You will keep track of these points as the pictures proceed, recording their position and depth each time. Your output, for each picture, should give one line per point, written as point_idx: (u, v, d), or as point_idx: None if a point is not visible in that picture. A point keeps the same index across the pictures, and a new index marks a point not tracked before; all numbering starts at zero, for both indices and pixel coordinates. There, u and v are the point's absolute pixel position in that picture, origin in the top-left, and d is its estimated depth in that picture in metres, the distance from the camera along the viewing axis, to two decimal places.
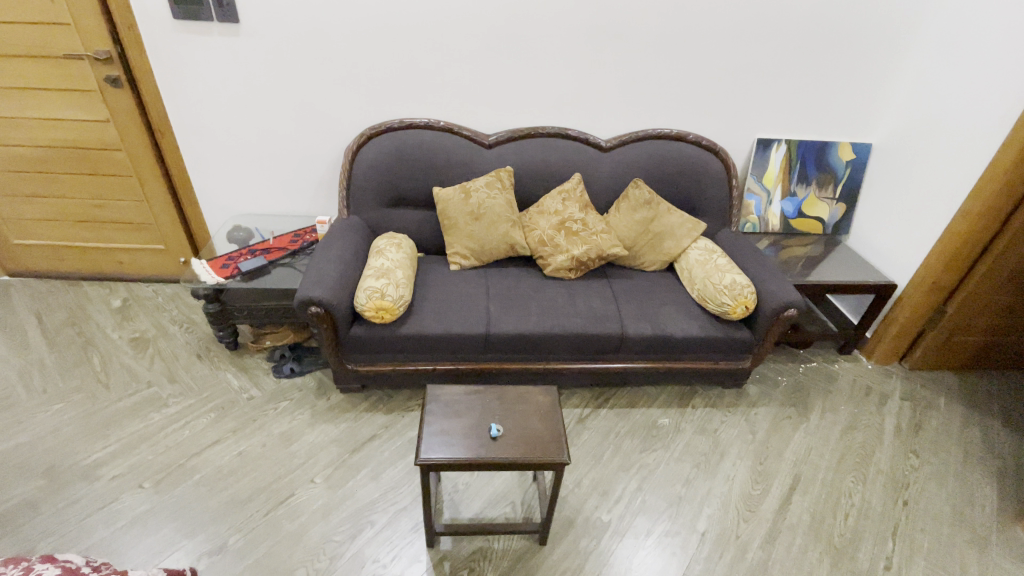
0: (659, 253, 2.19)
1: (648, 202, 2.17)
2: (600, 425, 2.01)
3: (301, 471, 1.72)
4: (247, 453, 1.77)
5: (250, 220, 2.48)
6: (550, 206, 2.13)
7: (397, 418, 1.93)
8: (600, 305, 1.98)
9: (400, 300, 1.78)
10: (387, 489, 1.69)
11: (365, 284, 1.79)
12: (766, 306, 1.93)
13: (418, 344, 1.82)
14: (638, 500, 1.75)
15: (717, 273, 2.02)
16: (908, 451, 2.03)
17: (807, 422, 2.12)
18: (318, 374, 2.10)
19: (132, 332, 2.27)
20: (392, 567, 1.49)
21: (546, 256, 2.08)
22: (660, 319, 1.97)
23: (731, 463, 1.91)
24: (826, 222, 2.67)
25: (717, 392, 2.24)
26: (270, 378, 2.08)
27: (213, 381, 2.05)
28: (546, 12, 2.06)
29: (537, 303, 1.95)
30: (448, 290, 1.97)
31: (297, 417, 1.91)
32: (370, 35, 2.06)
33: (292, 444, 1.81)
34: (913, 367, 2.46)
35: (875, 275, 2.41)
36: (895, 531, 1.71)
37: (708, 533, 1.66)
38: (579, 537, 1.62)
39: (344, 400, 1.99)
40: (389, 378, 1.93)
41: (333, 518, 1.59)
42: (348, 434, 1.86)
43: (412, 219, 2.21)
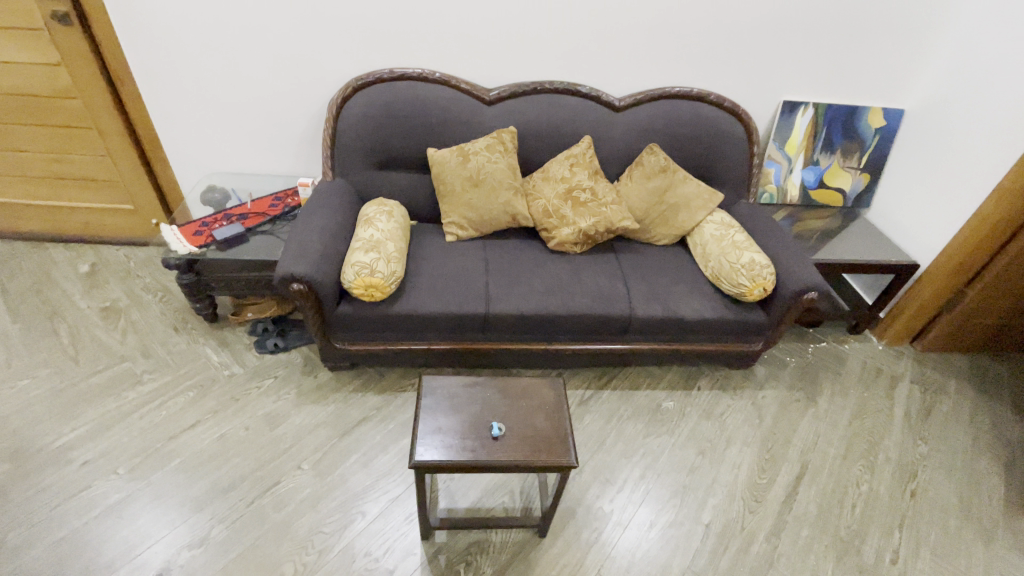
0: (672, 226, 2.03)
1: (664, 170, 1.99)
2: (602, 408, 1.92)
3: (287, 456, 1.62)
4: (229, 437, 1.66)
5: (227, 180, 2.27)
6: (556, 173, 1.94)
7: (390, 399, 1.82)
8: (607, 283, 1.84)
9: (391, 277, 1.62)
10: (379, 477, 1.60)
11: (353, 258, 1.63)
12: (785, 288, 1.80)
13: (411, 323, 1.68)
14: (641, 489, 1.68)
15: (734, 250, 1.88)
16: (917, 438, 1.97)
17: (816, 406, 2.05)
18: (304, 351, 1.97)
19: (102, 301, 2.10)
20: (384, 561, 1.42)
21: (550, 228, 1.91)
22: (671, 299, 1.83)
23: (737, 450, 1.84)
24: (848, 194, 2.50)
25: (723, 373, 2.15)
26: (253, 353, 1.95)
27: (191, 356, 1.92)
28: None
29: (540, 280, 1.80)
30: (444, 264, 1.82)
31: (282, 397, 1.80)
32: None
33: (277, 426, 1.71)
34: (924, 349, 2.38)
35: (896, 254, 2.28)
36: (903, 523, 1.67)
37: (713, 524, 1.61)
38: (580, 528, 1.56)
39: (332, 379, 1.87)
40: (380, 357, 1.80)
41: (322, 507, 1.51)
42: (337, 416, 1.75)
43: (404, 183, 2.02)
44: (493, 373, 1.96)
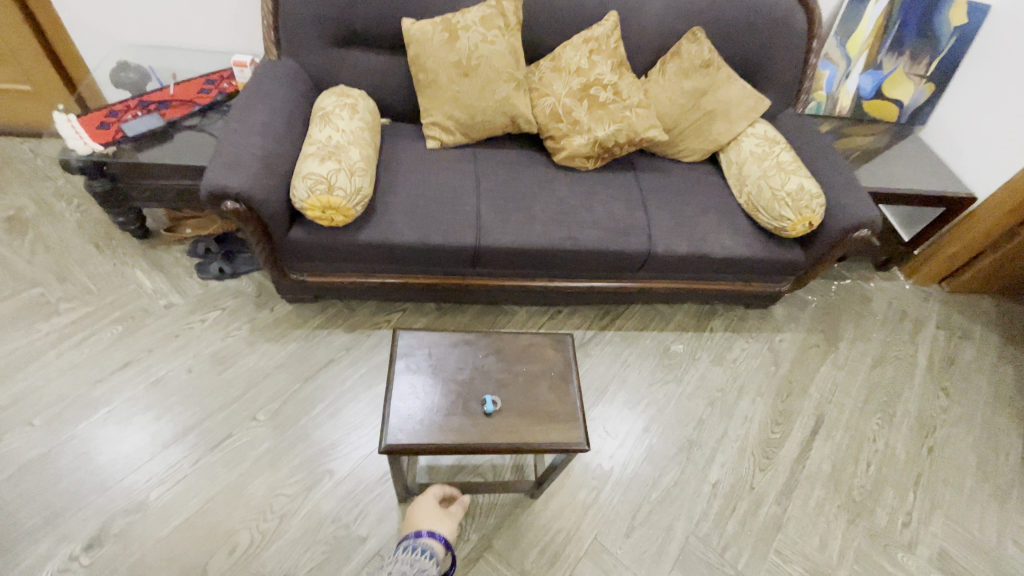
0: (704, 139, 1.66)
1: (706, 65, 1.59)
2: (605, 351, 1.70)
3: (240, 405, 1.38)
4: (168, 381, 1.40)
5: (146, 56, 1.77)
6: (569, 63, 1.52)
7: (361, 338, 1.55)
8: (624, 210, 1.51)
9: (356, 195, 1.27)
10: (349, 430, 1.37)
11: (304, 169, 1.26)
12: (834, 224, 1.50)
13: (383, 254, 1.37)
14: (644, 444, 1.51)
15: (779, 174, 1.54)
16: (939, 390, 1.83)
17: (836, 352, 1.87)
18: (256, 278, 1.65)
19: (2, 208, 1.71)
20: (356, 527, 1.23)
21: (558, 136, 1.53)
22: (698, 232, 1.53)
23: (749, 401, 1.67)
24: (905, 108, 2.11)
25: (739, 312, 1.92)
26: (194, 279, 1.63)
27: (118, 281, 1.59)
28: None
29: (543, 204, 1.47)
30: (424, 179, 1.45)
31: (232, 333, 1.51)
32: None
33: (227, 369, 1.44)
34: (953, 290, 2.17)
35: (951, 183, 1.96)
36: (918, 483, 1.56)
37: (721, 484, 1.47)
38: (576, 489, 1.40)
39: (291, 312, 1.58)
40: (347, 291, 1.51)
41: (282, 466, 1.29)
42: (297, 357, 1.48)
43: (373, 69, 1.56)
44: (483, 310, 1.69)
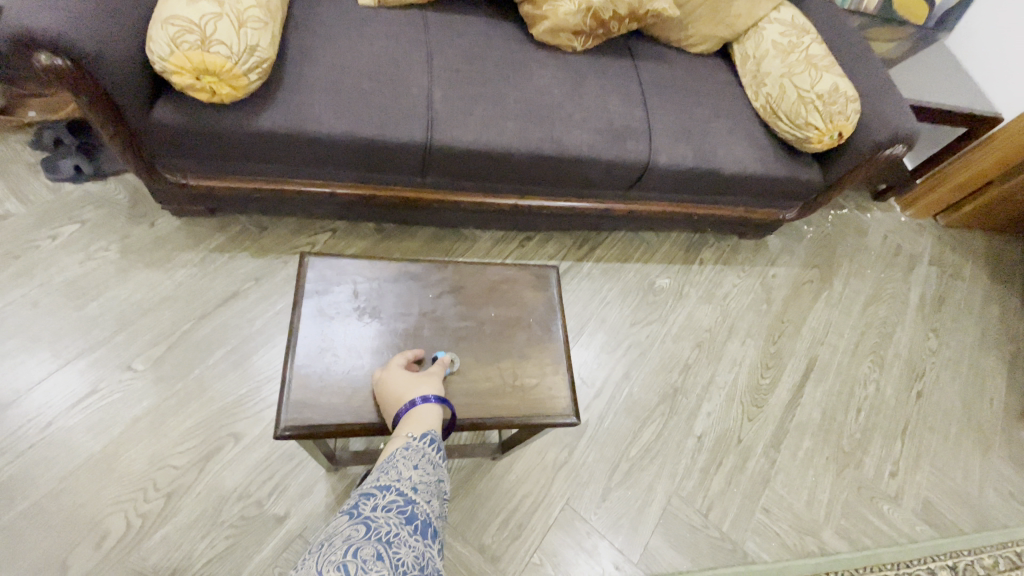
0: (720, 22, 1.32)
1: None
2: (582, 286, 1.44)
3: (109, 352, 1.04)
4: (4, 319, 1.04)
5: None
6: None
7: (277, 266, 1.21)
8: (620, 108, 1.18)
9: (247, 55, 0.87)
10: (261, 383, 1.07)
11: (166, 12, 0.85)
12: (867, 138, 1.24)
13: (299, 151, 1.00)
14: (624, 394, 1.31)
15: (808, 70, 1.23)
16: (929, 331, 1.71)
17: (830, 289, 1.69)
18: (130, 183, 1.23)
19: None
20: (270, 505, 0.97)
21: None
22: (706, 142, 1.23)
23: (738, 343, 1.48)
24: (935, 9, 1.81)
25: (731, 243, 1.69)
26: (40, 182, 1.20)
27: None
28: None
29: (518, 93, 1.12)
30: (354, 48, 1.05)
31: (96, 256, 1.13)
32: None
33: (90, 303, 1.08)
34: (948, 225, 2.02)
35: (975, 101, 1.73)
36: (906, 430, 1.47)
37: (707, 436, 1.30)
38: (546, 447, 1.19)
39: (180, 230, 1.20)
40: (253, 203, 1.13)
41: (169, 430, 0.99)
42: (189, 288, 1.14)
43: None
44: (436, 234, 1.37)
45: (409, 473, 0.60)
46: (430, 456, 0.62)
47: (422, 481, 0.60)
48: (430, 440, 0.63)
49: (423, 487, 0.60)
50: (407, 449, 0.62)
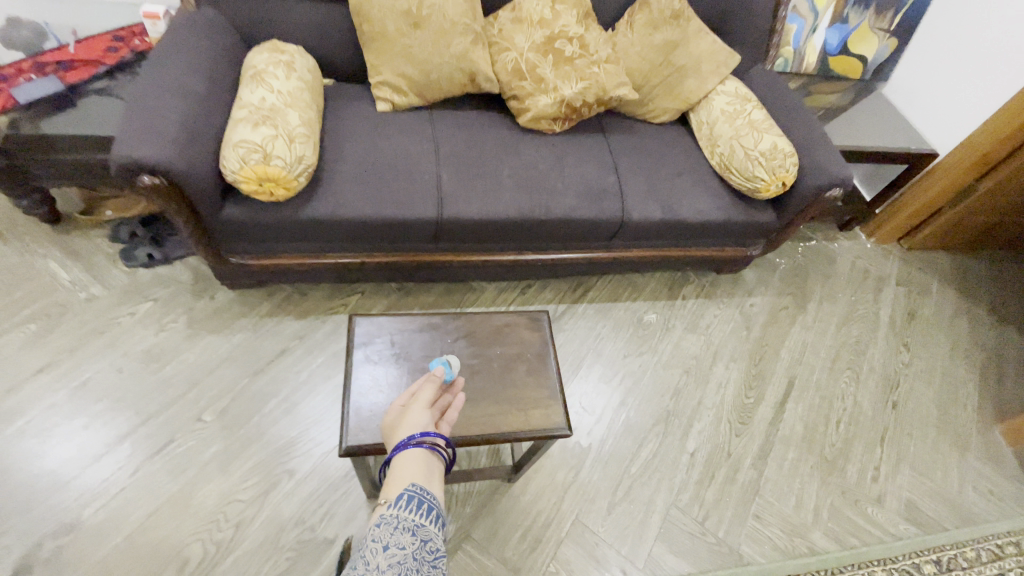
0: (676, 97, 1.57)
1: (676, 16, 1.48)
2: (578, 325, 1.64)
3: (183, 406, 1.24)
4: (96, 384, 1.25)
5: (40, 7, 1.51)
6: (530, 13, 1.39)
7: (316, 325, 1.43)
8: (596, 175, 1.42)
9: (297, 164, 1.12)
10: (308, 426, 1.27)
11: (234, 136, 1.11)
12: (807, 184, 1.46)
13: (336, 231, 1.23)
14: (622, 418, 1.48)
15: (752, 133, 1.47)
16: (901, 345, 1.87)
17: (805, 313, 1.87)
18: (193, 264, 1.48)
19: None
20: (321, 530, 1.14)
21: (523, 94, 1.40)
22: (672, 197, 1.46)
23: (723, 368, 1.65)
24: (869, 63, 2.09)
25: (710, 278, 1.89)
26: (118, 268, 1.44)
27: (26, 273, 1.39)
28: None
29: (510, 171, 1.36)
30: (375, 146, 1.31)
31: (167, 327, 1.36)
32: None
33: (164, 367, 1.29)
34: (911, 248, 2.21)
35: (913, 140, 1.97)
36: (885, 437, 1.60)
37: (699, 453, 1.46)
38: (555, 470, 1.35)
39: (235, 300, 1.43)
40: (297, 274, 1.37)
41: (234, 470, 1.18)
42: (245, 350, 1.35)
43: (311, 23, 1.39)
44: (449, 288, 1.59)
45: (380, 555, 0.59)
46: (404, 524, 0.63)
47: (396, 556, 0.60)
48: (403, 502, 0.66)
49: (398, 562, 0.59)
50: (380, 524, 0.63)
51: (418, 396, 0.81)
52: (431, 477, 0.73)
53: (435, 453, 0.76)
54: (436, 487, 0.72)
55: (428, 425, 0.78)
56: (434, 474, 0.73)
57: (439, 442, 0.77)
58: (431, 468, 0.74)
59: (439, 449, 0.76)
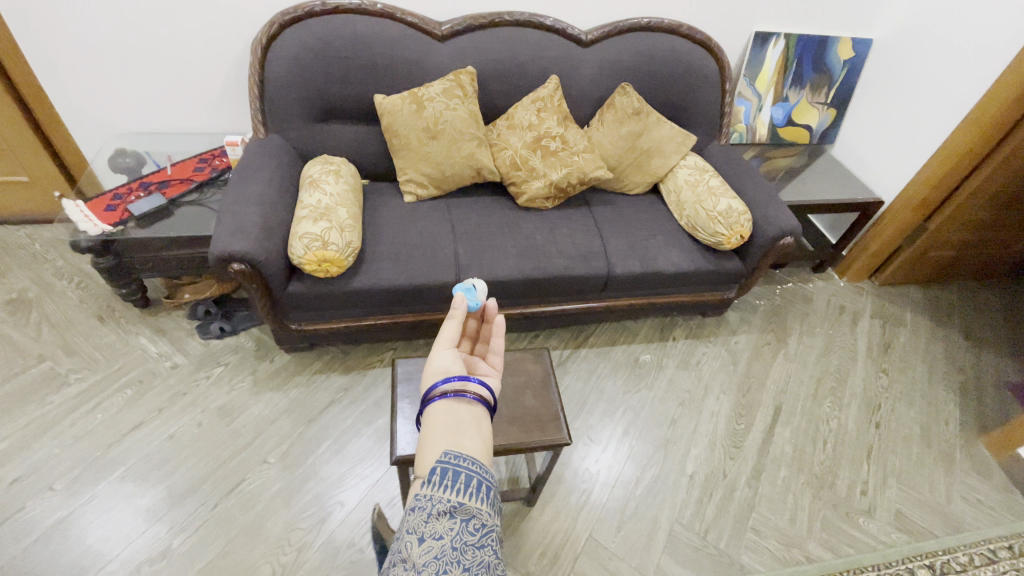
0: (645, 173, 1.93)
1: (637, 112, 1.86)
2: (581, 367, 1.87)
3: (251, 451, 1.49)
4: (180, 436, 1.50)
5: (143, 141, 1.96)
6: (521, 119, 1.78)
7: (357, 379, 1.70)
8: (584, 240, 1.73)
9: (347, 249, 1.44)
10: (355, 463, 1.50)
11: (299, 230, 1.44)
12: (762, 234, 1.74)
13: (375, 298, 1.53)
14: (626, 446, 1.67)
15: (710, 197, 1.78)
16: (879, 371, 2.05)
17: (786, 347, 2.08)
18: (256, 334, 1.78)
19: (6, 292, 1.81)
20: (370, 551, 1.33)
21: (519, 182, 1.77)
22: (649, 254, 1.75)
23: (714, 399, 1.85)
24: (814, 130, 2.45)
25: (697, 321, 2.13)
26: (196, 340, 1.75)
27: (123, 348, 1.70)
28: None
29: (513, 241, 1.67)
30: (405, 230, 1.65)
31: (237, 386, 1.63)
32: None
33: (235, 420, 1.55)
34: (881, 284, 2.44)
35: (860, 191, 2.27)
36: (871, 455, 1.76)
37: (697, 475, 1.63)
38: (569, 494, 1.54)
39: (291, 362, 1.72)
40: (342, 335, 1.66)
41: (295, 503, 1.40)
42: (301, 402, 1.61)
43: (352, 140, 1.79)
44: None
45: (415, 549, 0.45)
46: (440, 508, 0.48)
47: (433, 550, 0.45)
48: (436, 477, 0.49)
49: (436, 557, 0.44)
50: (414, 508, 0.48)
51: (439, 336, 0.72)
52: (463, 429, 0.59)
53: (468, 401, 0.62)
54: (473, 443, 0.57)
55: (453, 368, 0.67)
56: (466, 426, 0.59)
57: (468, 387, 0.63)
58: (461, 420, 0.60)
59: (467, 394, 0.62)
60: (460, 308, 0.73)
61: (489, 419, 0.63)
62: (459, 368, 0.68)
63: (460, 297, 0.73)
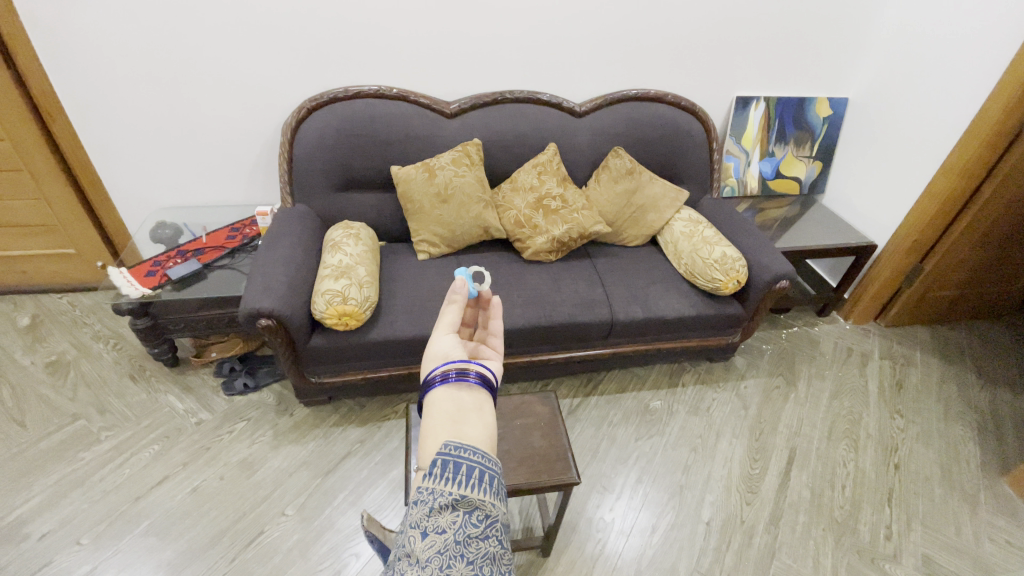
0: (642, 226, 2.06)
1: (630, 172, 2.02)
2: (592, 415, 1.90)
3: (270, 503, 1.52)
4: (202, 490, 1.55)
5: (181, 214, 2.15)
6: (524, 182, 1.94)
7: (373, 431, 1.75)
8: (587, 289, 1.83)
9: (365, 303, 1.56)
10: (370, 514, 1.52)
11: (322, 287, 1.56)
12: (757, 278, 1.83)
13: (391, 349, 1.62)
14: (639, 492, 1.67)
15: (705, 246, 1.89)
16: (894, 412, 2.03)
17: (796, 391, 2.08)
18: (277, 389, 1.87)
19: (48, 355, 1.94)
20: None
21: (524, 238, 1.91)
22: (650, 301, 1.83)
23: (727, 444, 1.85)
24: (803, 182, 2.60)
25: (705, 366, 2.16)
26: (220, 396, 1.83)
27: (152, 406, 1.78)
28: None
29: (520, 292, 1.78)
30: (418, 286, 1.76)
31: (258, 439, 1.69)
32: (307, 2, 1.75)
33: (255, 472, 1.60)
34: (887, 325, 2.47)
35: (854, 236, 2.36)
36: (892, 498, 1.72)
37: (714, 521, 1.61)
38: (584, 543, 1.53)
39: (310, 415, 1.78)
40: (359, 387, 1.73)
41: (312, 554, 1.42)
42: (319, 455, 1.66)
43: (371, 206, 1.97)
44: None
45: (419, 544, 0.47)
46: (442, 502, 0.49)
47: (437, 544, 0.46)
48: (437, 471, 0.50)
49: (440, 552, 0.46)
50: (417, 502, 0.50)
51: (439, 320, 0.72)
52: (465, 414, 0.59)
53: (469, 384, 0.62)
54: (475, 429, 0.57)
55: (453, 353, 0.67)
56: (468, 412, 0.59)
57: (469, 370, 0.63)
58: (463, 406, 0.60)
59: (469, 376, 0.62)
60: (459, 292, 0.72)
61: (492, 402, 0.63)
62: (459, 353, 0.67)
63: (459, 280, 0.72)
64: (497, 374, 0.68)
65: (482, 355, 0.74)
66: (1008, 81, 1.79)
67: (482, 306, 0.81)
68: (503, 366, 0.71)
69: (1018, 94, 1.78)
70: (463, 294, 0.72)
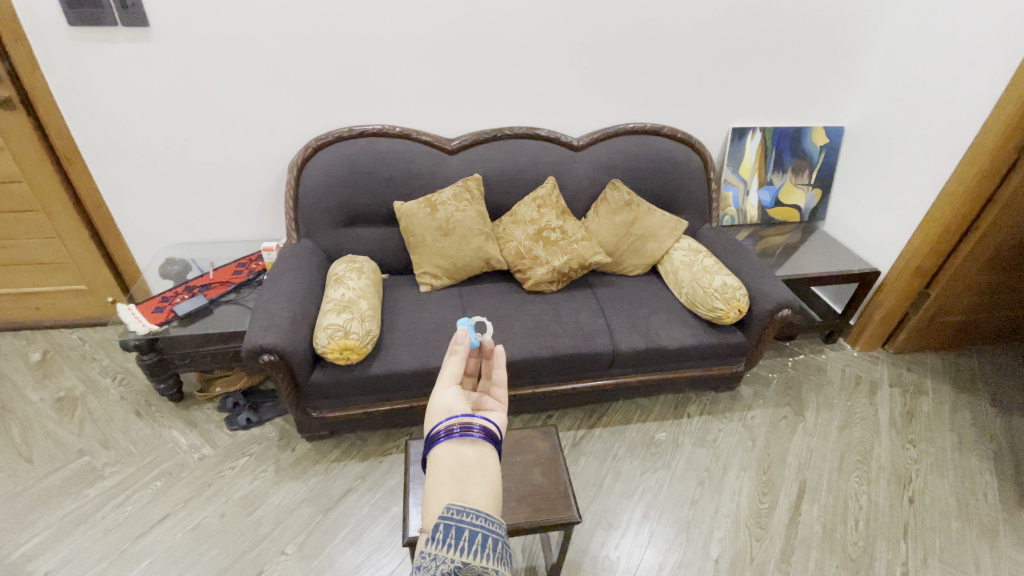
0: (642, 256, 2.08)
1: (629, 203, 2.05)
2: (596, 448, 1.88)
3: (270, 541, 1.51)
4: (203, 528, 1.54)
5: (191, 250, 2.21)
6: (524, 215, 1.97)
7: (375, 466, 1.74)
8: (588, 320, 1.84)
9: (367, 337, 1.57)
10: (370, 553, 1.50)
11: (325, 321, 1.58)
12: (759, 307, 1.82)
13: (392, 382, 1.63)
14: (645, 529, 1.63)
15: (706, 275, 1.89)
16: (906, 442, 1.98)
17: (804, 421, 2.04)
18: (280, 423, 1.87)
19: (56, 391, 1.97)
20: None
21: (525, 269, 1.93)
22: (652, 331, 1.83)
23: (734, 476, 1.81)
24: (803, 209, 2.61)
25: (711, 397, 2.14)
26: (223, 431, 1.84)
27: (157, 441, 1.79)
28: (513, 16, 1.90)
29: (521, 324, 1.79)
30: (420, 318, 1.78)
31: (260, 475, 1.69)
32: (315, 48, 1.83)
33: (256, 509, 1.59)
34: (896, 351, 2.44)
35: (857, 262, 2.35)
36: (908, 533, 1.67)
37: (722, 559, 1.57)
38: None
39: (312, 450, 1.78)
40: (361, 421, 1.73)
41: None
42: (320, 491, 1.65)
43: (374, 240, 2.01)
44: None
45: None
46: (445, 569, 0.49)
47: None
48: (440, 535, 0.51)
49: None
50: (420, 568, 0.50)
51: (442, 372, 0.73)
52: (469, 472, 0.59)
53: (474, 438, 0.63)
54: (478, 490, 0.57)
55: (456, 407, 0.68)
56: (471, 469, 0.60)
57: (473, 424, 0.64)
58: (467, 463, 0.60)
59: (473, 431, 0.63)
60: (461, 343, 0.74)
61: (496, 457, 0.63)
62: (462, 406, 0.68)
63: (460, 331, 0.75)
64: (500, 427, 0.69)
65: (485, 407, 0.75)
66: (1002, 109, 1.81)
67: (484, 356, 0.83)
68: (505, 418, 0.73)
69: (1013, 121, 1.80)
70: (465, 345, 0.75)
